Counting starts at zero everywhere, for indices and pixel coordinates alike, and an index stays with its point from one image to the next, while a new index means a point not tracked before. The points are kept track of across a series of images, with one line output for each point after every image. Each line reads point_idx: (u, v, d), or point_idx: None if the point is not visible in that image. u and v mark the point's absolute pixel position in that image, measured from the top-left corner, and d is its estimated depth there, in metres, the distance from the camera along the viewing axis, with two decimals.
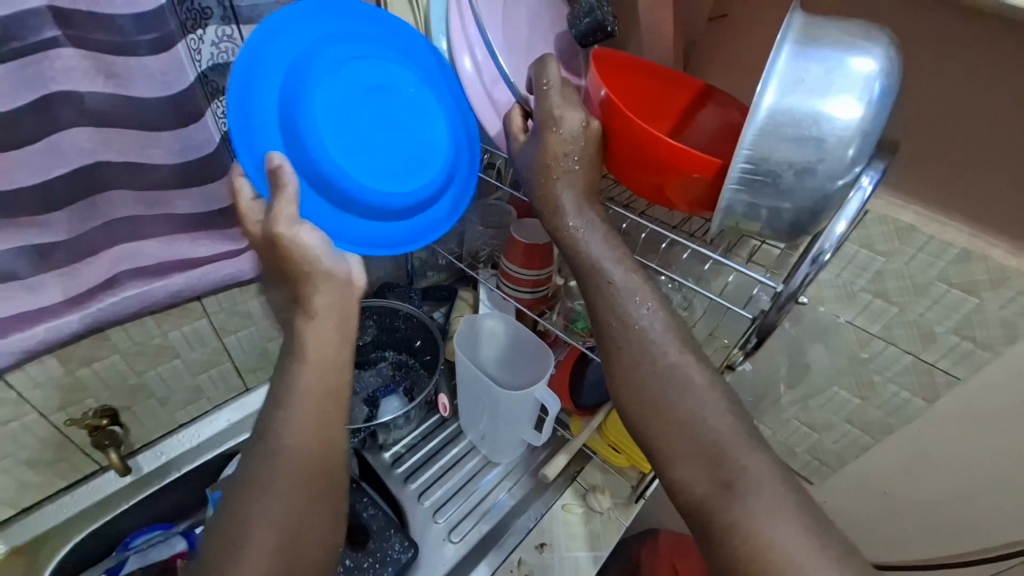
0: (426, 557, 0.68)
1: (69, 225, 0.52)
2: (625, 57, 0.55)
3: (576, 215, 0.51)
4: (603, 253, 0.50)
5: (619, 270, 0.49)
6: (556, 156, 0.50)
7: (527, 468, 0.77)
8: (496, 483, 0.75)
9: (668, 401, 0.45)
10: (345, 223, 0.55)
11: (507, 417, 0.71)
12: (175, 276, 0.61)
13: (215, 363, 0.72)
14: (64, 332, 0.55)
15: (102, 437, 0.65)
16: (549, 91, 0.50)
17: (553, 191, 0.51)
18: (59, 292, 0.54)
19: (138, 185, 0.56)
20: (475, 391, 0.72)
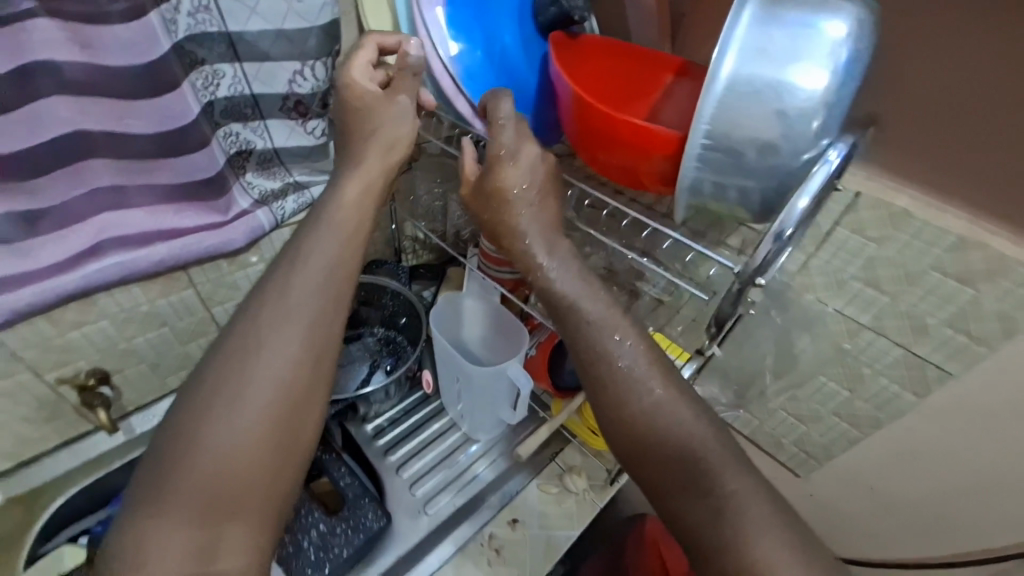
0: (400, 526, 0.69)
1: (56, 193, 0.54)
2: (593, 42, 0.55)
3: (541, 242, 0.51)
4: (565, 275, 0.50)
5: (575, 281, 0.50)
6: (510, 192, 0.51)
7: (506, 446, 0.77)
8: (474, 459, 0.76)
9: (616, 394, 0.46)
10: None
11: (485, 394, 0.71)
12: (159, 245, 0.62)
13: (203, 332, 0.75)
14: (51, 297, 0.57)
15: (92, 398, 0.68)
16: (505, 127, 0.50)
17: (510, 219, 0.51)
18: (48, 257, 0.56)
19: (122, 156, 0.57)
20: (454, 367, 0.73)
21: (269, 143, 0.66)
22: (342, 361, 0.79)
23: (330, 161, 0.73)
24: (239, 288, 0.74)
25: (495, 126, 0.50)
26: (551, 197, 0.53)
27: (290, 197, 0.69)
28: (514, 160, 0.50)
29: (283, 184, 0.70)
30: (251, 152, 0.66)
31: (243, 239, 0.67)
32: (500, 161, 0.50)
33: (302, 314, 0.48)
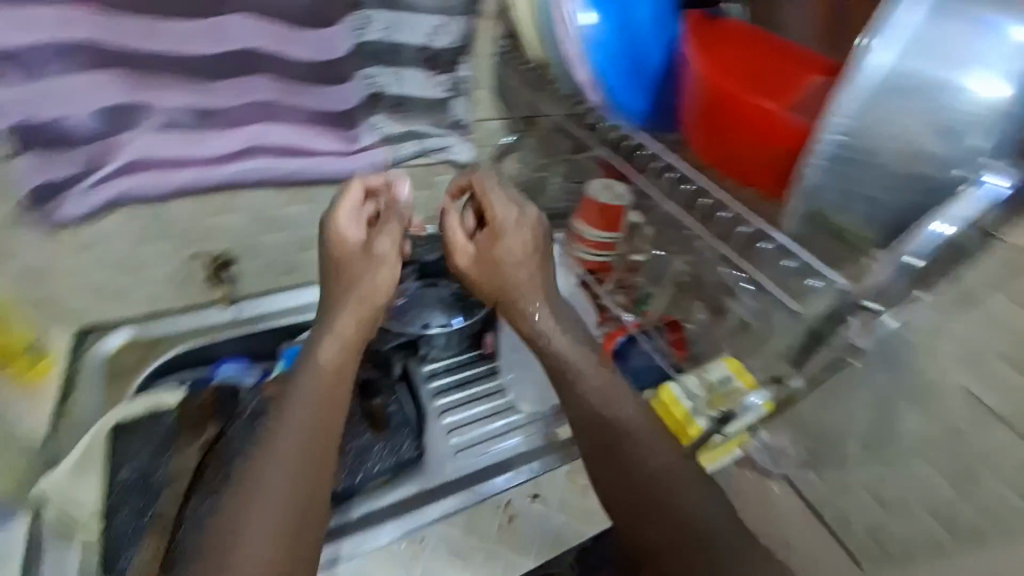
0: (430, 465, 0.73)
1: (228, 96, 0.64)
2: (729, 27, 0.52)
3: (530, 300, 0.65)
4: (547, 326, 0.63)
5: (568, 341, 0.62)
6: (501, 259, 0.66)
7: (544, 425, 0.77)
8: (511, 427, 0.77)
9: (623, 447, 0.57)
10: (624, 90, 0.54)
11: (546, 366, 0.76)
12: (298, 161, 0.71)
13: (315, 246, 0.84)
14: (209, 183, 0.68)
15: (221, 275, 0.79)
16: (494, 197, 0.68)
17: (509, 283, 0.65)
18: (214, 150, 0.66)
19: (284, 76, 0.66)
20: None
21: (400, 90, 0.73)
22: (417, 302, 0.82)
23: (449, 117, 0.78)
24: None
25: (485, 202, 0.68)
26: (541, 262, 0.67)
27: (409, 144, 0.77)
28: (507, 237, 0.66)
29: (404, 130, 0.76)
30: (384, 96, 0.73)
31: (363, 171, 0.76)
32: (497, 235, 0.66)
33: (300, 426, 0.55)
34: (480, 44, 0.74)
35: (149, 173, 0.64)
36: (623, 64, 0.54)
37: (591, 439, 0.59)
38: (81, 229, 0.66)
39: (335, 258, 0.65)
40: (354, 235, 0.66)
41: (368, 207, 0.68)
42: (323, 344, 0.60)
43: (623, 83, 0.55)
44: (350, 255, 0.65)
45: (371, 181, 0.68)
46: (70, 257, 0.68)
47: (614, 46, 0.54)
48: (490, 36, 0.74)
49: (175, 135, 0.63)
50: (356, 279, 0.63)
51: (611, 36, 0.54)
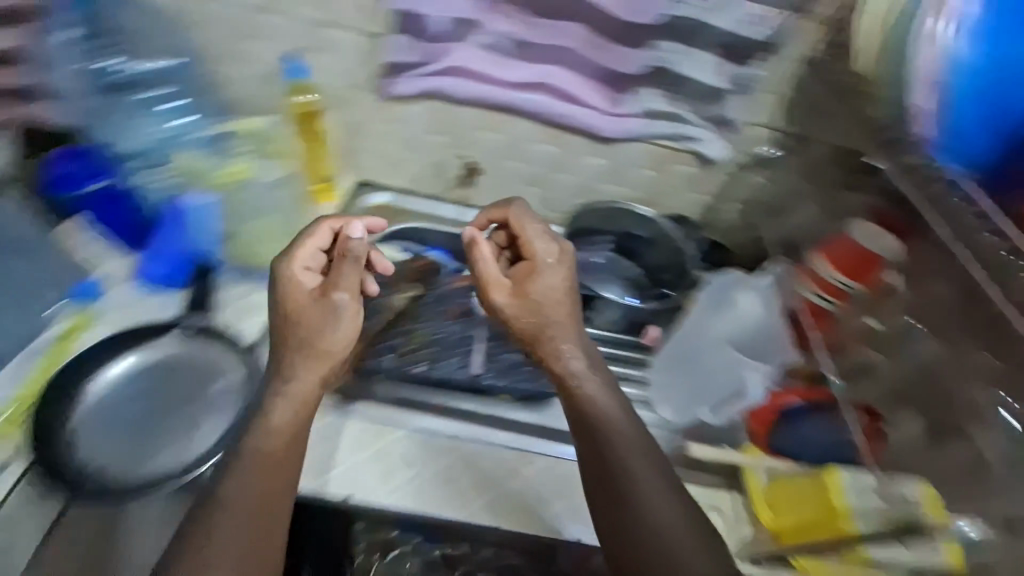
0: (553, 411, 0.73)
1: (539, 32, 0.72)
2: None
3: (565, 340, 0.62)
4: (581, 367, 0.60)
5: (598, 387, 0.59)
6: (532, 294, 0.63)
7: (673, 437, 0.72)
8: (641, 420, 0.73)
9: (610, 451, 0.56)
10: (961, 126, 0.52)
11: (709, 377, 0.75)
12: (564, 105, 0.78)
13: (538, 185, 0.89)
14: (491, 100, 0.79)
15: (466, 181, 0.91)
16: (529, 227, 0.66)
17: (548, 319, 0.62)
18: (508, 74, 0.76)
19: (591, 25, 0.70)
20: (706, 353, 0.76)
21: (683, 69, 0.72)
22: (594, 267, 0.85)
23: (722, 108, 0.76)
24: (578, 168, 0.86)
25: (525, 239, 0.66)
26: (573, 303, 0.64)
27: (663, 123, 0.78)
28: (542, 274, 0.63)
29: (670, 109, 0.76)
30: (665, 71, 0.73)
31: (616, 134, 0.80)
32: (532, 277, 0.64)
33: (251, 488, 0.51)
34: (789, 44, 0.69)
35: (462, 78, 0.77)
36: (973, 98, 0.51)
37: (579, 438, 0.58)
38: (396, 106, 0.82)
39: (285, 302, 0.59)
40: (310, 281, 0.61)
41: (323, 254, 0.64)
42: (269, 398, 0.56)
43: (964, 119, 0.52)
44: (302, 306, 0.59)
45: (347, 225, 0.65)
46: (380, 124, 0.85)
47: (974, 77, 0.51)
48: (807, 37, 0.68)
49: (488, 54, 0.74)
50: (310, 332, 0.58)
51: (977, 66, 0.51)
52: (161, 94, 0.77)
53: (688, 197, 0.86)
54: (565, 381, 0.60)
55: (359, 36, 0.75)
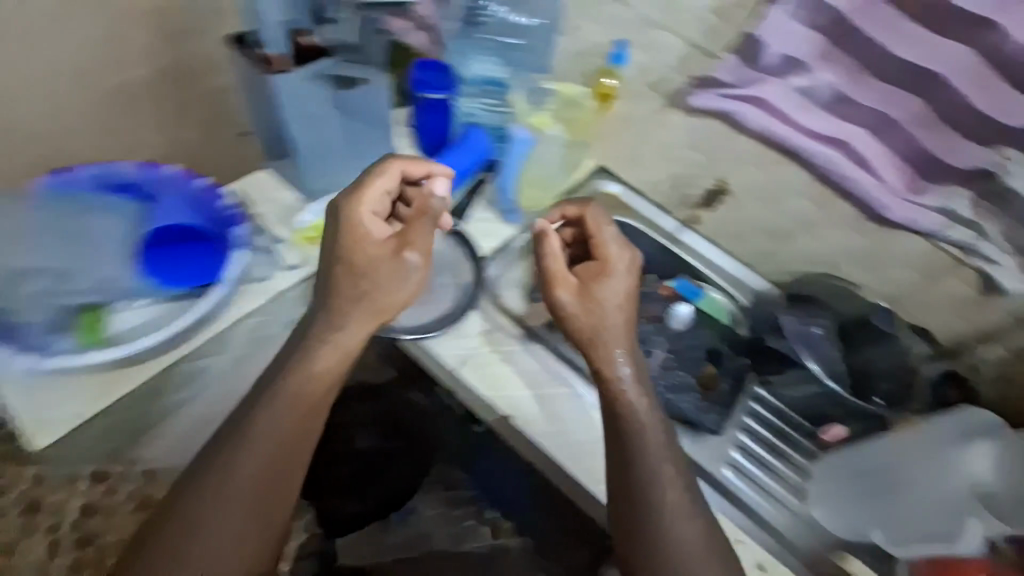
0: (704, 451, 0.74)
1: (880, 98, 0.75)
2: None
3: (618, 347, 0.65)
4: (628, 376, 0.65)
5: (638, 392, 0.64)
6: (603, 296, 0.66)
7: (816, 536, 0.71)
8: (784, 502, 0.73)
9: (638, 446, 0.62)
10: None
11: (913, 504, 0.69)
12: (863, 172, 0.78)
13: (772, 232, 0.86)
14: (789, 143, 0.82)
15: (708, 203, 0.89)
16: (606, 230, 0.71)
17: (609, 321, 0.66)
18: (821, 124, 0.79)
19: (940, 108, 0.72)
20: (931, 483, 0.68)
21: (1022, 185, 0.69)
22: (803, 336, 0.76)
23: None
24: (827, 237, 0.83)
25: (598, 240, 0.70)
26: (632, 313, 0.68)
27: (957, 230, 0.75)
28: (612, 278, 0.67)
29: (972, 219, 0.74)
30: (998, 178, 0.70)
31: (899, 219, 0.78)
32: (604, 280, 0.67)
33: (254, 452, 0.59)
34: None
35: (764, 109, 0.81)
36: None
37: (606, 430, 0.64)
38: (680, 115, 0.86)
39: (360, 254, 0.62)
40: (377, 228, 0.65)
41: (394, 193, 0.69)
42: (319, 324, 0.63)
43: None
44: (383, 253, 0.63)
45: (412, 167, 0.70)
46: (657, 125, 0.90)
47: None
48: None
49: (813, 102, 0.79)
50: (382, 287, 0.62)
51: None
52: (512, 39, 0.88)
53: (938, 314, 0.78)
54: (611, 388, 0.64)
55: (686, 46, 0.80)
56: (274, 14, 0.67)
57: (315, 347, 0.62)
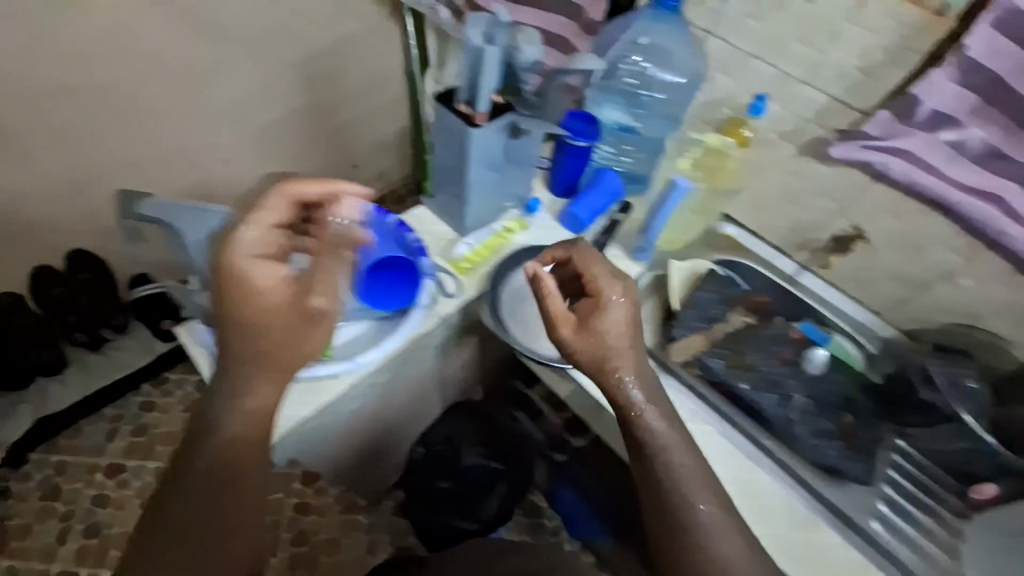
0: (851, 500, 0.75)
1: None
2: None
3: (626, 370, 0.67)
4: (640, 399, 0.66)
5: (652, 406, 0.66)
6: (605, 329, 0.67)
7: None
8: (929, 557, 0.73)
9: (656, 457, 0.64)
10: None
11: None
12: (1015, 227, 0.73)
13: (905, 281, 0.87)
14: (931, 194, 0.77)
15: (840, 245, 0.91)
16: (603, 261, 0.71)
17: (612, 355, 0.66)
18: (963, 176, 0.74)
19: None
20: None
21: None
22: (948, 388, 0.76)
23: None
24: (971, 289, 0.82)
25: (591, 276, 0.69)
26: (636, 335, 0.68)
27: None
28: (614, 310, 0.67)
29: None
30: None
31: None
32: (601, 316, 0.67)
33: (190, 508, 0.62)
34: None
35: (899, 162, 0.78)
36: None
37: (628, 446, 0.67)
38: (814, 163, 0.87)
39: (253, 304, 0.64)
40: (265, 271, 0.63)
41: (277, 222, 0.64)
42: (251, 351, 0.65)
43: None
44: (287, 310, 0.65)
45: (308, 189, 0.65)
46: (781, 171, 0.91)
47: None
48: None
49: (952, 151, 0.73)
50: (288, 349, 0.67)
51: None
52: (651, 93, 0.94)
53: None
54: (626, 410, 0.67)
55: (829, 100, 0.81)
56: (476, 77, 0.70)
57: (238, 388, 0.65)
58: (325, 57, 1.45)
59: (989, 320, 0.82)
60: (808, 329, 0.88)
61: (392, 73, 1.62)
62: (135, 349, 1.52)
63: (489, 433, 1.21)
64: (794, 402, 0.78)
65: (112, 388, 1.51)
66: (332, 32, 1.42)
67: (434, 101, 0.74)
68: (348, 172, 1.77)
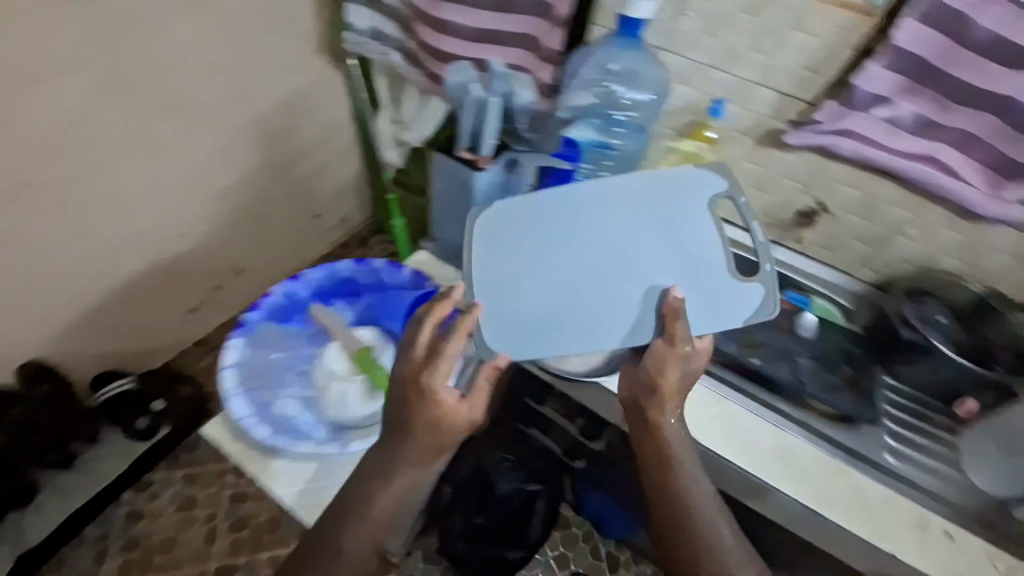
0: (863, 442, 0.83)
1: (949, 117, 0.79)
2: None
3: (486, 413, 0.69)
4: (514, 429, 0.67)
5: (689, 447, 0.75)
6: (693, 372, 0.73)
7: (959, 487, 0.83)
8: (918, 467, 0.84)
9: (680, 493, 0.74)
10: None
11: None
12: (947, 180, 0.82)
13: (866, 241, 0.98)
14: (870, 159, 0.85)
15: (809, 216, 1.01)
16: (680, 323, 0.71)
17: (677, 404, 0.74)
18: (894, 144, 0.83)
19: (1013, 123, 0.76)
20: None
21: None
22: (911, 305, 0.88)
23: None
24: (927, 240, 0.92)
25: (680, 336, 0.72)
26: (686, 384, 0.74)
27: None
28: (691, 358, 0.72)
29: None
30: None
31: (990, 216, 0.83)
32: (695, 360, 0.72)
33: None
34: None
35: (850, 141, 0.85)
36: None
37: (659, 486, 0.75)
38: (776, 151, 0.96)
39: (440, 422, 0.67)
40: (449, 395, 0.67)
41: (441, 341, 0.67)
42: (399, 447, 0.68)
43: None
44: (459, 411, 0.67)
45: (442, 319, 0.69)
46: (747, 162, 0.99)
47: None
48: None
49: (876, 120, 0.83)
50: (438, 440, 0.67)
51: None
52: (623, 113, 1.00)
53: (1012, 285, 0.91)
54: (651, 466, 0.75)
55: (780, 96, 0.90)
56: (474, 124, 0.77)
57: (362, 510, 0.67)
58: (275, 115, 1.40)
59: (945, 268, 0.94)
60: (794, 296, 0.98)
61: (342, 122, 1.58)
62: (108, 457, 1.37)
63: (524, 460, 1.20)
64: (801, 363, 0.87)
65: (89, 507, 1.34)
66: (282, 89, 1.38)
67: (434, 152, 0.80)
68: (308, 225, 1.71)
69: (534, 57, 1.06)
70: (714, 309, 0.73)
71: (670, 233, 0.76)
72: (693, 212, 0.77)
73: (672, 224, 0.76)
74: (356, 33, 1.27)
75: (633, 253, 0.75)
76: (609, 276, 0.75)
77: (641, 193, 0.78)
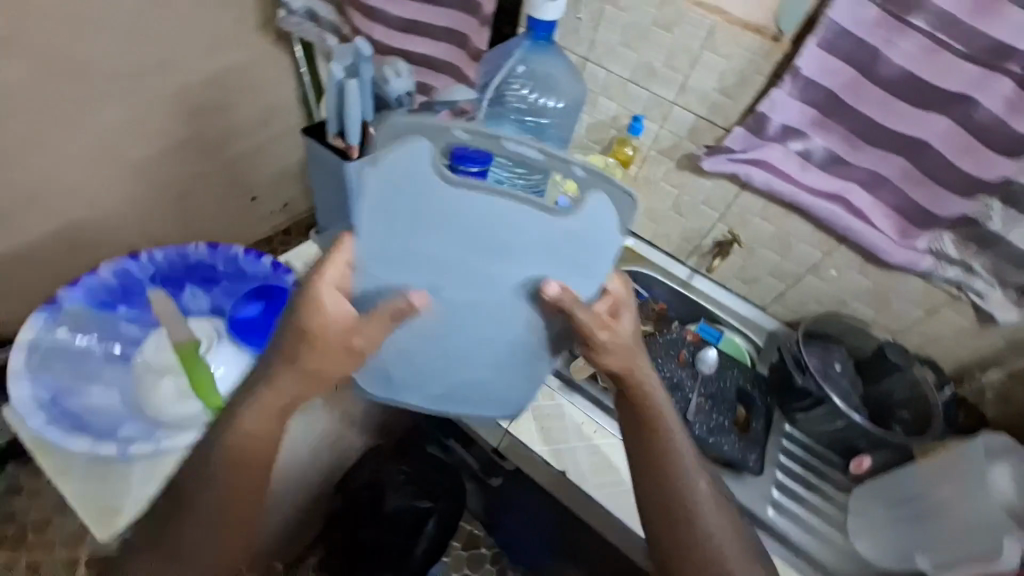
0: (747, 488, 0.80)
1: (856, 154, 0.76)
2: None
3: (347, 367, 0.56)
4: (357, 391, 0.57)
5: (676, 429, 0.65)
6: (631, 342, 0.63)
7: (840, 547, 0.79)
8: (803, 522, 0.80)
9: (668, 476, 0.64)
10: None
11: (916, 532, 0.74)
12: (853, 220, 0.80)
13: (779, 277, 0.95)
14: (780, 188, 0.82)
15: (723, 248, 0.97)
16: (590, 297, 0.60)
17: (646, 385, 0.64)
18: (804, 176, 0.80)
19: (920, 167, 0.72)
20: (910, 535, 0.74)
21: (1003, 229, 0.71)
22: (816, 347, 0.86)
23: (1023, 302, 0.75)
24: (839, 282, 0.89)
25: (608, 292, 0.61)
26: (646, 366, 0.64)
27: (953, 269, 0.77)
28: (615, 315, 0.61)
29: (959, 258, 0.76)
30: (977, 227, 0.72)
31: (897, 262, 0.79)
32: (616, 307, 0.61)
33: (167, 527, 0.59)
34: None
35: (761, 171, 0.82)
36: None
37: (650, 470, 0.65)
38: (693, 176, 0.93)
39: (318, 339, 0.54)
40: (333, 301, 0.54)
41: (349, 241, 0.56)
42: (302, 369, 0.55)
43: None
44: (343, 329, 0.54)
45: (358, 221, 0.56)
46: (666, 183, 0.96)
47: None
48: None
49: (786, 150, 0.80)
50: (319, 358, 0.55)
51: None
52: (537, 118, 0.93)
53: (921, 336, 0.87)
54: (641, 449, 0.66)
55: (696, 118, 0.87)
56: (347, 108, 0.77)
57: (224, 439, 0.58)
58: (205, 88, 1.32)
59: (855, 312, 0.90)
60: (702, 329, 0.96)
61: (285, 103, 1.51)
62: None
63: (418, 474, 1.13)
64: (695, 401, 0.85)
65: None
66: (215, 61, 1.30)
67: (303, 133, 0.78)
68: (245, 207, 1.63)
69: (463, 53, 1.02)
70: (577, 261, 0.59)
71: (467, 238, 0.57)
72: (430, 196, 0.55)
73: (463, 228, 0.57)
74: (291, 12, 1.20)
75: (459, 290, 0.59)
76: (466, 314, 0.61)
77: (387, 231, 0.56)
